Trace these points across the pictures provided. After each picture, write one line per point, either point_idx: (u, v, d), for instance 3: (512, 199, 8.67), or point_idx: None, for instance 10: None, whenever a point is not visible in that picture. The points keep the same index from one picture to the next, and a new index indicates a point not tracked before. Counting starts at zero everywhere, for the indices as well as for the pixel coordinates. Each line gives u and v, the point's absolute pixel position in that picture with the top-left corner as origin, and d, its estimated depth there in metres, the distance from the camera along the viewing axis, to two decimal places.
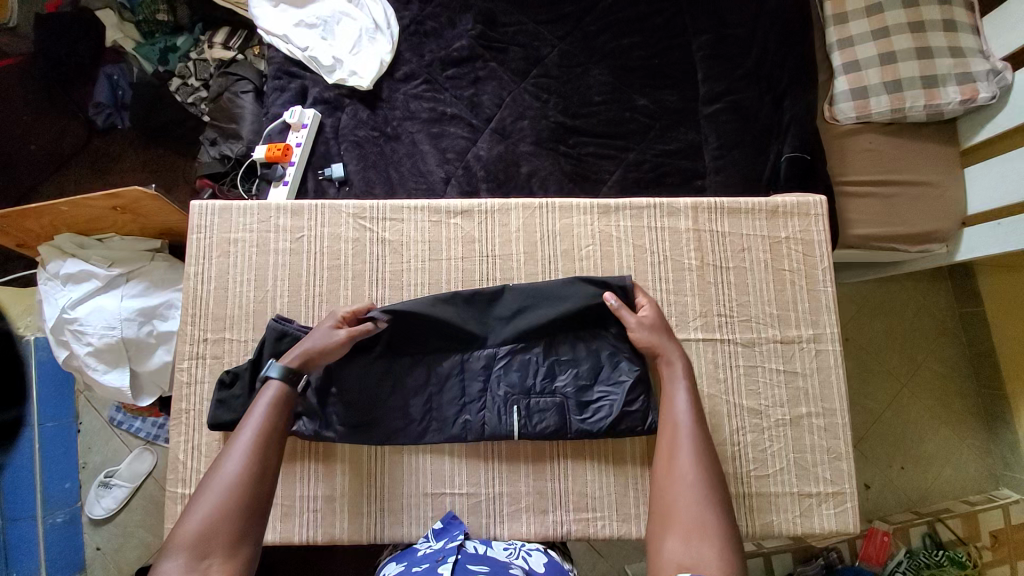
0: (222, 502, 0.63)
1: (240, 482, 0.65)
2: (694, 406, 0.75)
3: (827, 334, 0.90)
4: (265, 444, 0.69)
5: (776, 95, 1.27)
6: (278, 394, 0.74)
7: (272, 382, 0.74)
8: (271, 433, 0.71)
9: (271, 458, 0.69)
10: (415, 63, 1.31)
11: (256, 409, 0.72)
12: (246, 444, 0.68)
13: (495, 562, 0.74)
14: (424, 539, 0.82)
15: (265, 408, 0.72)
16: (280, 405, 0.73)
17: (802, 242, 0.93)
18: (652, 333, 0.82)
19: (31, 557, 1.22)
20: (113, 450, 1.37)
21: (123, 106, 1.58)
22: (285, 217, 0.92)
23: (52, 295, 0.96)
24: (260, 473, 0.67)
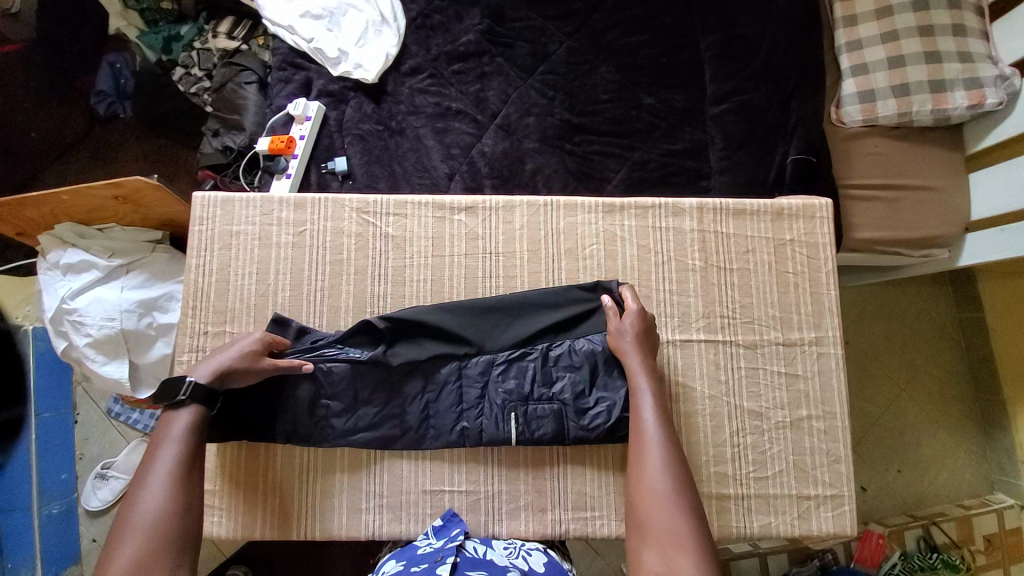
0: (146, 537, 0.63)
1: (166, 511, 0.65)
2: (662, 412, 0.76)
3: (829, 337, 0.90)
4: (183, 469, 0.69)
5: (783, 97, 1.27)
6: (190, 419, 0.72)
7: (184, 410, 0.72)
8: (184, 457, 0.70)
9: (191, 481, 0.69)
10: (421, 57, 1.30)
11: (166, 437, 0.70)
12: (163, 472, 0.68)
13: (494, 567, 0.74)
14: (423, 537, 0.82)
15: (178, 435, 0.71)
16: (193, 429, 0.72)
17: (808, 244, 0.93)
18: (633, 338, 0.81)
19: (27, 548, 1.22)
20: (111, 442, 1.38)
21: (125, 94, 1.57)
22: (287, 210, 0.91)
23: (52, 286, 0.96)
24: (180, 500, 0.67)
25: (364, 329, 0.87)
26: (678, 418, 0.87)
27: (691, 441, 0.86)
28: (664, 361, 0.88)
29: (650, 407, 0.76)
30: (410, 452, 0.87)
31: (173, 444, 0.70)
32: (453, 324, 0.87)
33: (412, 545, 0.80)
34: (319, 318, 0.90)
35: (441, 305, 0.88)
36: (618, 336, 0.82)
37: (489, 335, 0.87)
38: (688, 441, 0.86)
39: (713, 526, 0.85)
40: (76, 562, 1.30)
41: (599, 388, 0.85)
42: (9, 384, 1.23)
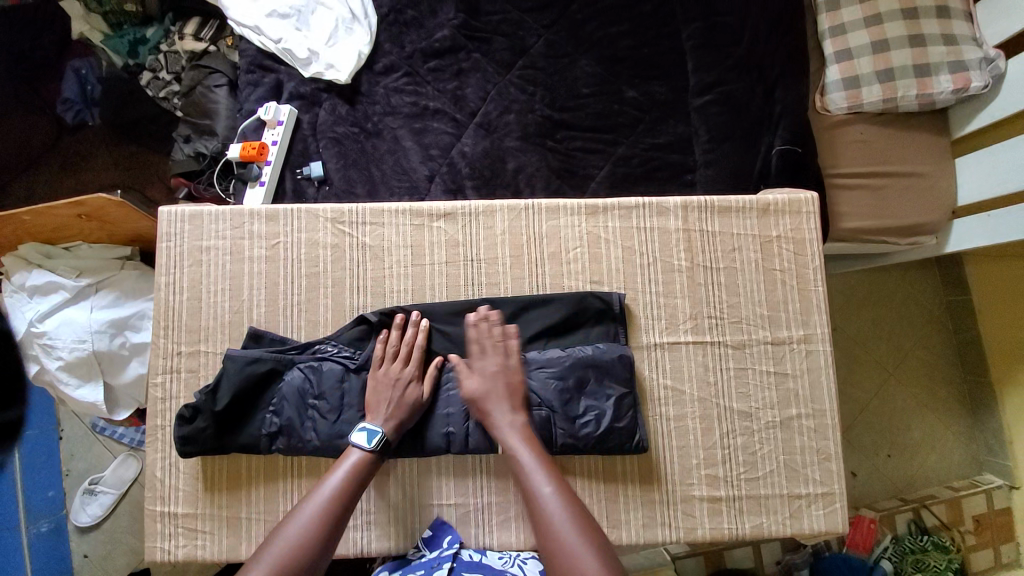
0: (278, 561, 0.63)
1: (312, 532, 0.66)
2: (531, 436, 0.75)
3: (817, 334, 0.89)
4: (336, 506, 0.69)
5: (767, 86, 1.25)
6: (359, 460, 0.74)
7: (355, 451, 0.75)
8: (344, 495, 0.71)
9: (342, 517, 0.70)
10: (395, 55, 1.26)
11: (336, 469, 0.73)
12: (321, 499, 0.69)
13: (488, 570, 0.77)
14: (416, 549, 0.82)
15: (343, 473, 0.73)
16: (357, 471, 0.73)
17: (794, 240, 0.91)
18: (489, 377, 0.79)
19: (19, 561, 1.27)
20: (97, 457, 1.33)
21: (92, 102, 1.50)
22: (260, 223, 0.88)
23: (19, 309, 0.91)
24: (323, 537, 0.66)
25: (349, 337, 0.86)
26: (668, 422, 0.85)
27: (680, 444, 0.85)
28: (650, 364, 0.86)
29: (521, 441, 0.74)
30: (401, 463, 0.85)
31: (336, 480, 0.72)
32: (440, 332, 0.86)
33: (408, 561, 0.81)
34: (297, 332, 0.87)
35: (428, 309, 0.86)
36: (472, 384, 0.79)
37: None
38: (678, 445, 0.85)
39: (705, 529, 0.84)
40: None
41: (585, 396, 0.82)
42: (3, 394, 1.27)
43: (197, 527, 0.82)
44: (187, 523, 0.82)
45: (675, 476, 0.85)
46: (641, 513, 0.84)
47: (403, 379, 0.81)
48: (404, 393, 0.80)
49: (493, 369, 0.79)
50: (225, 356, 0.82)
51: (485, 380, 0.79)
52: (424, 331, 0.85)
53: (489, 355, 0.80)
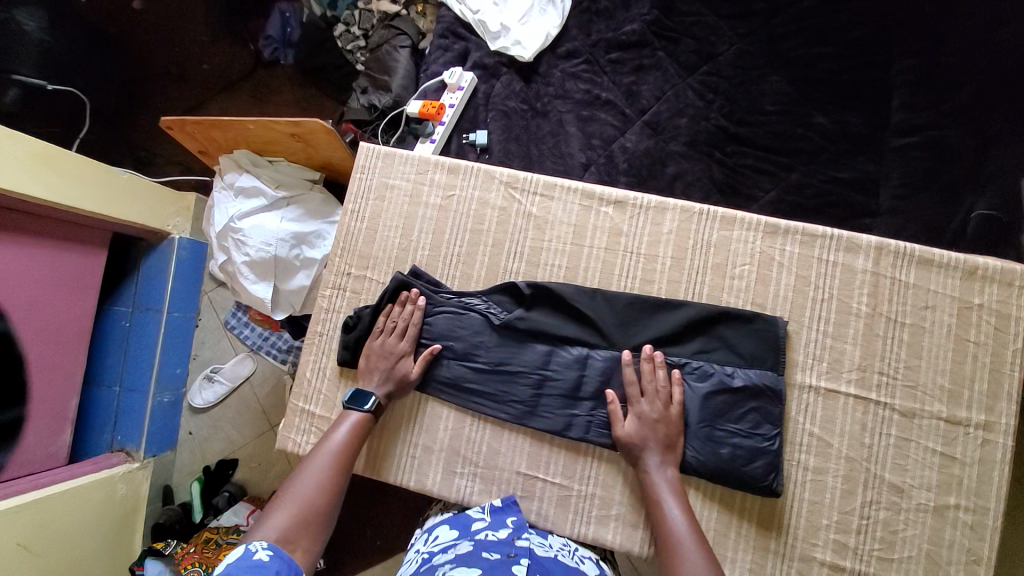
0: (295, 511, 0.69)
1: (320, 485, 0.73)
2: (693, 527, 0.72)
3: (1002, 426, 0.77)
4: (337, 463, 0.76)
5: (980, 143, 1.09)
6: (356, 423, 0.81)
7: (353, 414, 0.82)
8: (343, 453, 0.78)
9: (343, 474, 0.76)
10: (580, 41, 1.28)
11: (336, 431, 0.80)
12: (325, 457, 0.77)
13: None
14: (478, 508, 0.82)
15: (343, 435, 0.80)
16: (355, 434, 0.80)
17: (1001, 314, 0.80)
18: (645, 426, 0.78)
19: (138, 426, 1.40)
20: (221, 350, 1.55)
21: (289, 43, 1.69)
22: (442, 173, 0.93)
23: (224, 204, 1.06)
24: (329, 490, 0.74)
25: (500, 295, 0.88)
26: (805, 472, 0.79)
27: (813, 499, 0.78)
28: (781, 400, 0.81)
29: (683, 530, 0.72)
30: (519, 434, 0.85)
31: (336, 442, 0.79)
32: (588, 314, 0.85)
33: (467, 516, 0.81)
34: (450, 282, 0.91)
35: (584, 292, 0.86)
36: (630, 428, 0.78)
37: (617, 334, 0.84)
38: (810, 499, 0.78)
39: None
40: (172, 449, 1.50)
41: (720, 411, 0.79)
42: (158, 276, 1.44)
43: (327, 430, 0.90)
44: (319, 426, 0.90)
45: (797, 531, 0.78)
46: (750, 556, 0.78)
47: (396, 352, 0.85)
48: (395, 367, 0.85)
49: (652, 415, 0.78)
50: (392, 284, 0.89)
51: (643, 426, 0.78)
52: (420, 309, 0.87)
53: (648, 400, 0.79)
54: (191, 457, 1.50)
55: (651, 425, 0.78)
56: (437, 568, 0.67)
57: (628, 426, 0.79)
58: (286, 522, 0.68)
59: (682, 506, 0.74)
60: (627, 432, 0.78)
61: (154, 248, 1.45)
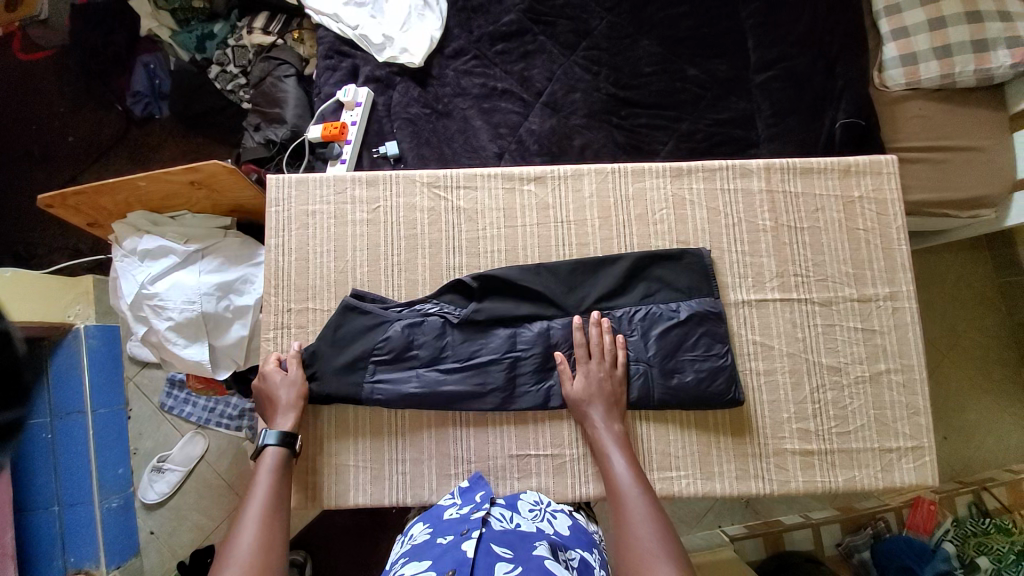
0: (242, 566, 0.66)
1: (263, 528, 0.71)
2: (636, 467, 0.78)
3: (902, 292, 0.91)
4: (272, 502, 0.74)
5: (828, 61, 1.27)
6: (276, 459, 0.78)
7: (271, 451, 0.79)
8: (276, 492, 0.75)
9: (280, 510, 0.74)
10: (464, 39, 1.31)
11: (259, 476, 0.76)
12: (258, 503, 0.73)
13: (524, 538, 0.70)
14: (452, 494, 0.82)
15: (268, 476, 0.76)
16: (281, 470, 0.78)
17: (876, 201, 0.93)
18: (589, 384, 0.83)
19: (92, 540, 1.26)
20: (164, 435, 1.42)
21: (161, 95, 1.59)
22: (361, 188, 0.92)
23: (130, 271, 0.97)
24: (273, 532, 0.71)
25: (450, 292, 0.89)
26: (758, 377, 0.88)
27: (771, 399, 0.87)
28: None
29: (624, 466, 0.78)
30: (501, 421, 0.87)
31: (264, 485, 0.75)
32: (539, 289, 0.88)
33: (440, 507, 0.80)
34: (396, 293, 0.90)
35: (528, 269, 0.89)
36: (576, 390, 0.83)
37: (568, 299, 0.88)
38: (769, 399, 0.87)
39: (799, 482, 0.86)
40: (136, 554, 1.35)
41: (670, 342, 0.86)
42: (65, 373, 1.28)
43: (307, 474, 0.86)
44: (297, 472, 0.86)
45: (766, 429, 0.87)
46: (733, 465, 0.86)
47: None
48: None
49: (597, 372, 0.83)
50: (337, 311, 0.87)
51: (588, 382, 0.83)
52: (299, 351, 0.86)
53: (595, 359, 0.84)
54: (160, 558, 1.36)
55: (594, 383, 0.83)
56: (393, 564, 0.70)
57: (574, 385, 0.83)
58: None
59: (625, 456, 0.79)
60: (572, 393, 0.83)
61: (58, 345, 1.30)
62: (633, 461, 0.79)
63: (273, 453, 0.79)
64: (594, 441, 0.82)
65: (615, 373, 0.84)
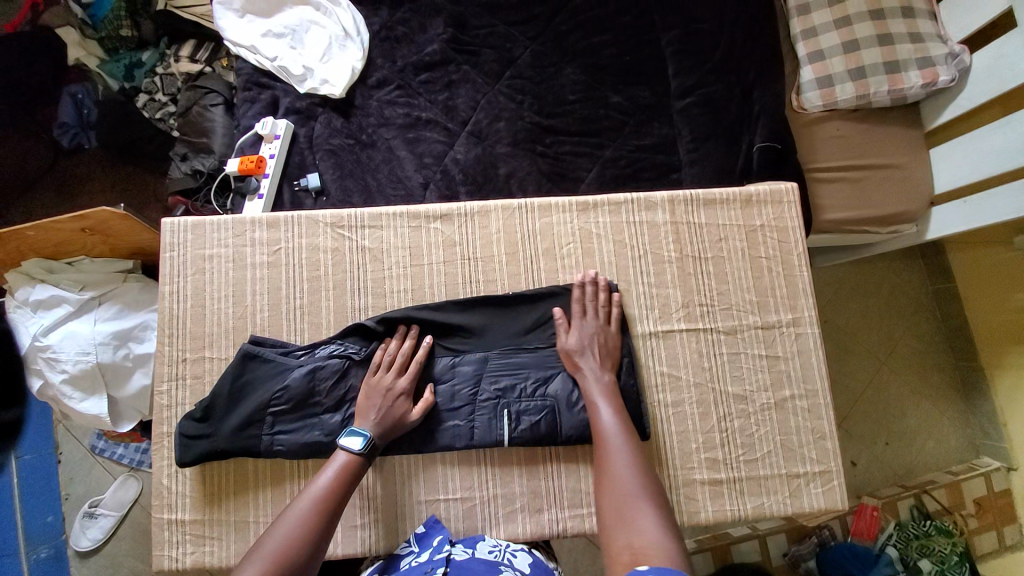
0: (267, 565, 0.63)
1: (303, 528, 0.68)
2: (623, 416, 0.78)
3: (805, 318, 0.92)
4: (323, 507, 0.70)
5: (745, 88, 1.30)
6: (347, 463, 0.75)
7: (342, 455, 0.75)
8: (333, 496, 0.72)
9: (330, 518, 0.70)
10: (388, 69, 1.30)
11: (325, 471, 0.74)
12: (309, 500, 0.70)
13: (484, 565, 0.72)
14: (406, 544, 0.80)
15: (331, 476, 0.73)
16: (346, 475, 0.74)
17: (778, 228, 0.95)
18: (593, 339, 0.85)
19: None
20: (96, 480, 1.33)
21: (89, 124, 1.53)
22: (262, 230, 0.90)
23: (22, 324, 0.92)
24: (312, 537, 0.68)
25: (354, 333, 0.87)
26: (666, 408, 0.88)
27: (679, 430, 0.88)
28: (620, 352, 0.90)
29: (613, 411, 0.79)
30: (409, 465, 0.85)
31: (322, 485, 0.72)
32: (447, 325, 0.88)
33: (397, 557, 0.78)
34: (300, 337, 0.88)
35: (433, 309, 0.88)
36: (569, 344, 0.85)
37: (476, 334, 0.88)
38: (677, 430, 0.88)
39: (708, 512, 0.86)
40: None
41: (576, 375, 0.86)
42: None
43: (205, 533, 0.82)
44: (194, 531, 0.82)
45: (675, 461, 0.87)
46: None
47: (394, 392, 0.81)
48: (392, 406, 0.80)
49: (591, 329, 0.85)
50: (234, 358, 0.84)
51: (584, 338, 0.85)
52: (425, 348, 0.86)
53: (590, 316, 0.86)
54: None
55: (599, 341, 0.85)
56: None
57: (568, 340, 0.85)
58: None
59: (613, 407, 0.79)
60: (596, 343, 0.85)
61: None
62: (621, 411, 0.79)
63: (346, 456, 0.75)
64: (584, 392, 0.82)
65: (611, 330, 0.87)
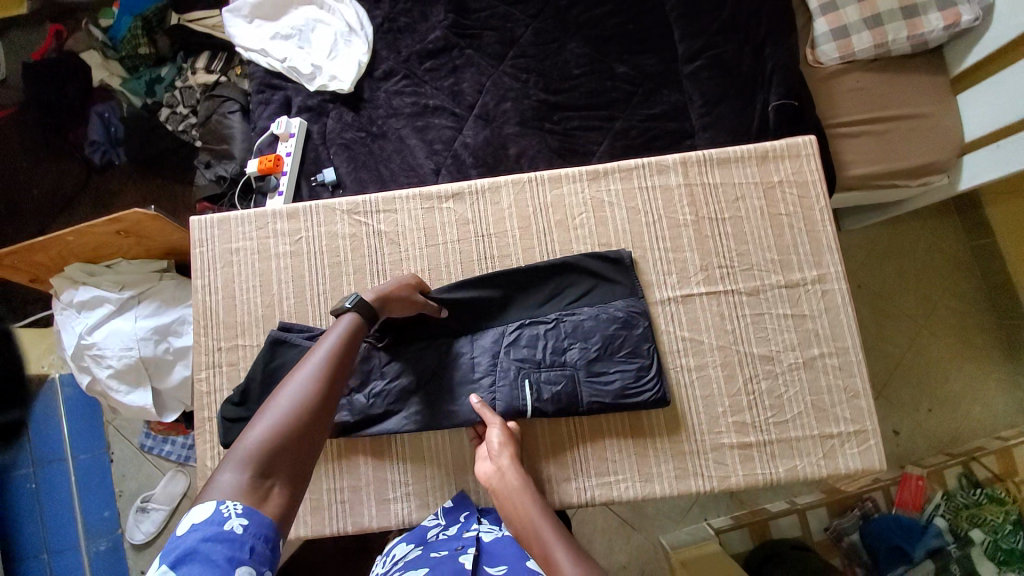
0: (279, 423, 0.61)
1: (312, 391, 0.64)
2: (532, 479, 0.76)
3: (831, 274, 0.90)
4: (334, 368, 0.67)
5: (756, 46, 1.26)
6: (351, 326, 0.72)
7: (347, 318, 0.73)
8: (341, 358, 0.69)
9: (339, 379, 0.68)
10: (393, 60, 1.32)
11: (329, 335, 0.71)
12: (315, 363, 0.67)
13: (514, 549, 0.76)
14: (433, 516, 0.83)
15: (337, 338, 0.70)
16: (350, 337, 0.71)
17: (797, 184, 0.93)
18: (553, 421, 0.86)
19: None
20: (146, 476, 1.41)
21: (116, 141, 1.59)
22: (282, 221, 0.93)
23: (69, 324, 0.99)
24: (322, 398, 0.65)
25: None
26: (689, 372, 0.87)
27: (705, 394, 0.87)
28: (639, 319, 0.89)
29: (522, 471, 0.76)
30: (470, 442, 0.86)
31: (329, 346, 0.69)
32: (462, 303, 0.89)
33: (423, 526, 0.82)
34: (324, 321, 0.91)
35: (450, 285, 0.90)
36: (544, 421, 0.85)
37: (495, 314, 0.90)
38: (703, 394, 0.87)
39: (739, 476, 0.85)
40: None
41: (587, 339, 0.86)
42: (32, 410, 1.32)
43: None
44: None
45: (702, 425, 0.86)
46: (673, 464, 0.85)
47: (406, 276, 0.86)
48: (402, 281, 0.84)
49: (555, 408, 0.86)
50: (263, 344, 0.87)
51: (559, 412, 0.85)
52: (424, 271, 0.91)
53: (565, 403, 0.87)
54: None
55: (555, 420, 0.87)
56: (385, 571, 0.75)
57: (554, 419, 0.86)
58: (270, 433, 0.59)
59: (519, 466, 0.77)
60: (513, 432, 0.81)
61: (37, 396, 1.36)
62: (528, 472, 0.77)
63: (350, 319, 0.73)
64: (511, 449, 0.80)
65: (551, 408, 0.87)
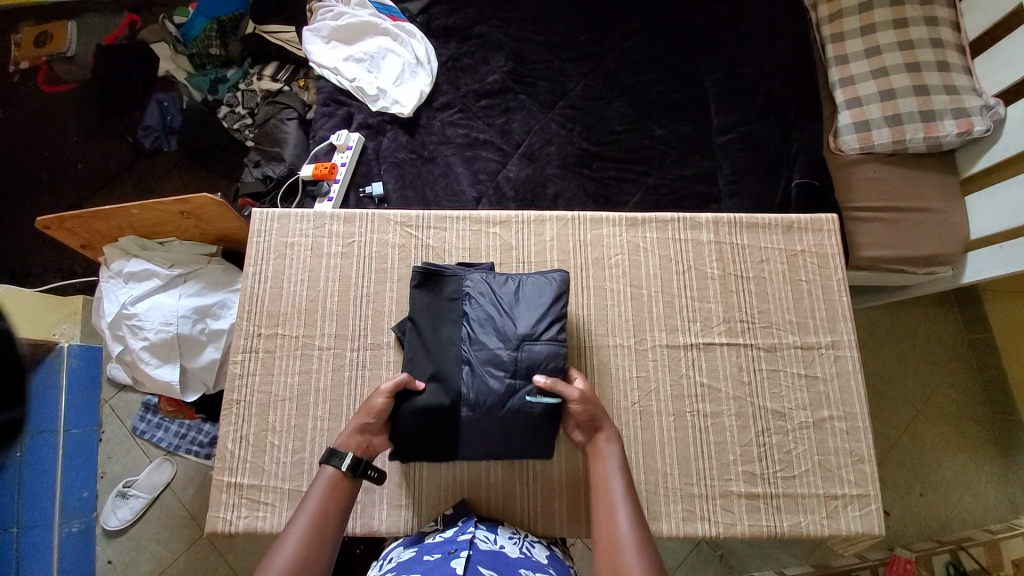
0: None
1: (309, 533, 0.65)
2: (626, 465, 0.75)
3: (844, 341, 0.95)
4: (325, 515, 0.68)
5: (784, 128, 1.38)
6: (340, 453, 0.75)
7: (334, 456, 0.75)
8: (332, 504, 0.70)
9: (335, 521, 0.68)
10: (452, 94, 1.43)
11: (312, 491, 0.71)
12: (306, 516, 0.67)
13: (508, 560, 0.71)
14: (433, 525, 0.85)
15: (322, 489, 0.71)
16: (334, 485, 0.71)
17: (818, 255, 1.00)
18: (581, 383, 0.84)
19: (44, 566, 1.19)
20: (133, 461, 1.39)
21: (171, 129, 1.67)
22: (339, 224, 0.99)
23: (114, 292, 1.03)
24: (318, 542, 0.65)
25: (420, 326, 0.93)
26: (705, 418, 0.91)
27: (717, 440, 0.90)
28: (662, 360, 0.94)
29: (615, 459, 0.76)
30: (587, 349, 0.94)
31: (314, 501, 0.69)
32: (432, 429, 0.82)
33: (423, 535, 0.82)
34: (363, 323, 0.95)
35: None
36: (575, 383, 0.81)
37: (442, 354, 0.86)
38: (715, 440, 0.90)
39: (743, 524, 0.87)
40: None
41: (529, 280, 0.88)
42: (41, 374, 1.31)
43: (259, 500, 0.87)
44: (249, 495, 0.87)
45: (713, 471, 0.89)
46: (681, 506, 0.87)
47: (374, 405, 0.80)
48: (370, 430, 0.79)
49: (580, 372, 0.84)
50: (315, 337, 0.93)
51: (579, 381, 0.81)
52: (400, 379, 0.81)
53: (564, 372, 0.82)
54: None
55: (584, 382, 0.85)
56: None
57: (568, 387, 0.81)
58: None
59: (616, 449, 0.78)
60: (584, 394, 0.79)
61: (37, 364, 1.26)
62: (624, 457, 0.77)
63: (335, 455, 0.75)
64: (594, 426, 0.81)
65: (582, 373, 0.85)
